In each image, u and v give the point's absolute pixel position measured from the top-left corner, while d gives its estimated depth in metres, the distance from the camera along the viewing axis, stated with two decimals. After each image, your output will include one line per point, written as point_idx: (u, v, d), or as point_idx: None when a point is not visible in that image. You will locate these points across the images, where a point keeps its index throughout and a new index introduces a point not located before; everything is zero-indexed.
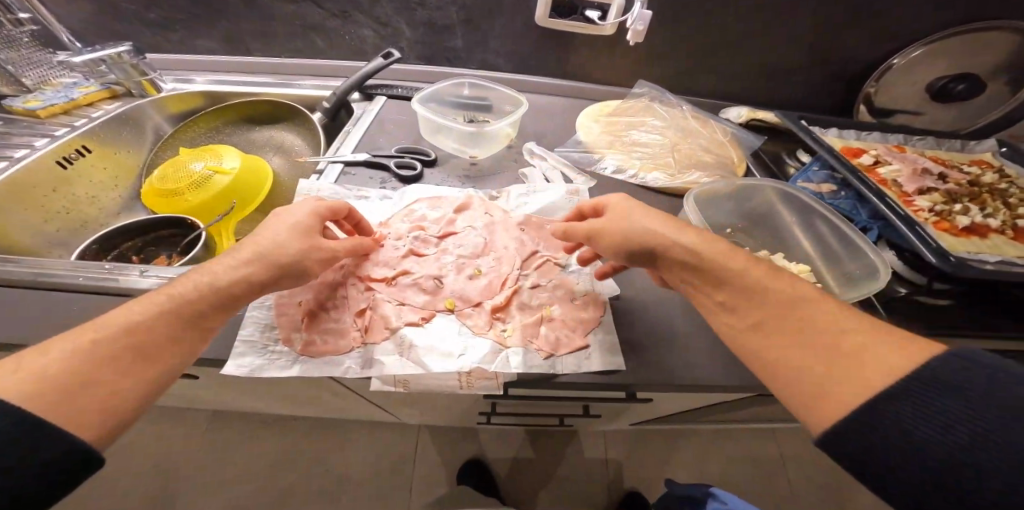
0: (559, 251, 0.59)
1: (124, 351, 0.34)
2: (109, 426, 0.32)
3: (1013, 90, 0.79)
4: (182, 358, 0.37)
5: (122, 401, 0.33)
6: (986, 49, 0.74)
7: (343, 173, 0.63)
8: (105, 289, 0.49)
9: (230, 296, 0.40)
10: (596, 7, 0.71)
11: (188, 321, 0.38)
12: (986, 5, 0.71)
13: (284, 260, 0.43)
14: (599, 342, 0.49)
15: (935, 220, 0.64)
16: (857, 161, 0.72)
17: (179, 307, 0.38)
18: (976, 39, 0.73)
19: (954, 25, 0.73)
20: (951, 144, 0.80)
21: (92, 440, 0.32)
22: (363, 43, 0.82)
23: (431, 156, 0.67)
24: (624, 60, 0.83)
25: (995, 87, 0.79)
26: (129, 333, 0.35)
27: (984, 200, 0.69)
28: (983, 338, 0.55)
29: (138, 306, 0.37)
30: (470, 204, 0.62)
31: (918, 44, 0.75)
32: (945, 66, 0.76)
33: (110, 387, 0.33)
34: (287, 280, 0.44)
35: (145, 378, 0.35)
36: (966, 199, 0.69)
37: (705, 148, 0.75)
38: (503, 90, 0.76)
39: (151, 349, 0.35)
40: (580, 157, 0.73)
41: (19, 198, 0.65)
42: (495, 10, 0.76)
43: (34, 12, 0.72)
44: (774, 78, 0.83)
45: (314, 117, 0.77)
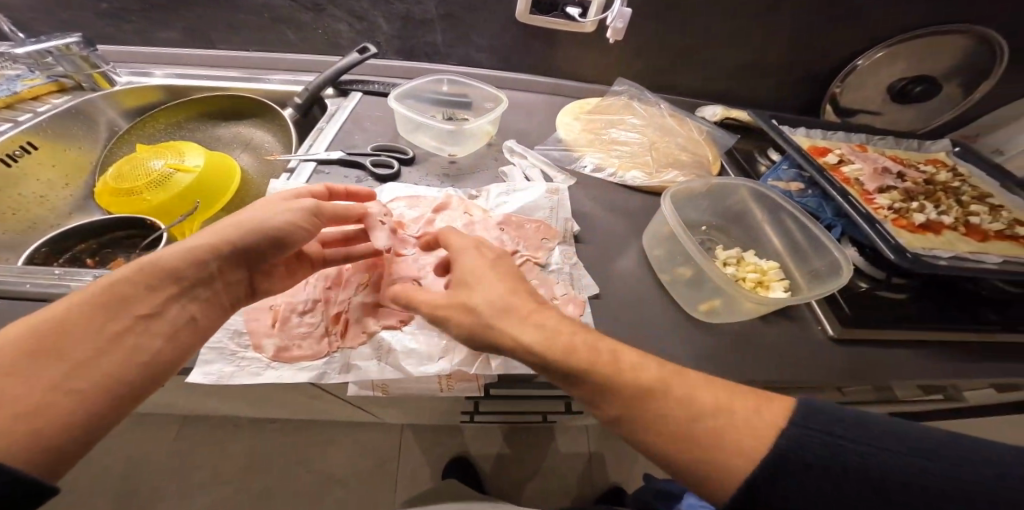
0: (540, 251, 0.58)
1: (43, 352, 0.30)
2: (44, 437, 0.28)
3: (965, 91, 0.84)
4: (125, 346, 0.33)
5: (52, 402, 0.28)
6: (941, 52, 0.78)
7: (316, 171, 0.61)
8: (57, 295, 0.45)
9: (174, 274, 0.37)
10: (576, 3, 0.72)
11: (118, 308, 0.34)
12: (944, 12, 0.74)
13: (238, 234, 0.41)
14: None
15: (894, 217, 0.67)
16: (823, 160, 0.74)
17: (106, 300, 0.34)
18: (932, 42, 0.77)
19: (911, 29, 0.76)
20: (909, 144, 0.84)
21: (18, 459, 0.26)
22: (338, 37, 0.79)
23: (409, 154, 0.66)
24: (603, 59, 0.83)
25: (949, 90, 0.84)
26: (42, 337, 0.30)
27: (939, 197, 0.72)
28: (940, 330, 0.57)
29: (58, 304, 0.32)
30: (448, 203, 0.60)
31: (880, 47, 0.78)
32: (904, 69, 0.80)
33: (24, 394, 0.28)
34: (243, 254, 0.42)
35: (78, 374, 0.30)
36: (923, 197, 0.72)
37: (682, 147, 0.76)
38: (483, 87, 0.74)
39: (82, 341, 0.31)
40: (560, 156, 0.72)
41: None
42: (475, 6, 0.75)
43: None
44: (747, 79, 0.85)
45: (286, 113, 0.74)
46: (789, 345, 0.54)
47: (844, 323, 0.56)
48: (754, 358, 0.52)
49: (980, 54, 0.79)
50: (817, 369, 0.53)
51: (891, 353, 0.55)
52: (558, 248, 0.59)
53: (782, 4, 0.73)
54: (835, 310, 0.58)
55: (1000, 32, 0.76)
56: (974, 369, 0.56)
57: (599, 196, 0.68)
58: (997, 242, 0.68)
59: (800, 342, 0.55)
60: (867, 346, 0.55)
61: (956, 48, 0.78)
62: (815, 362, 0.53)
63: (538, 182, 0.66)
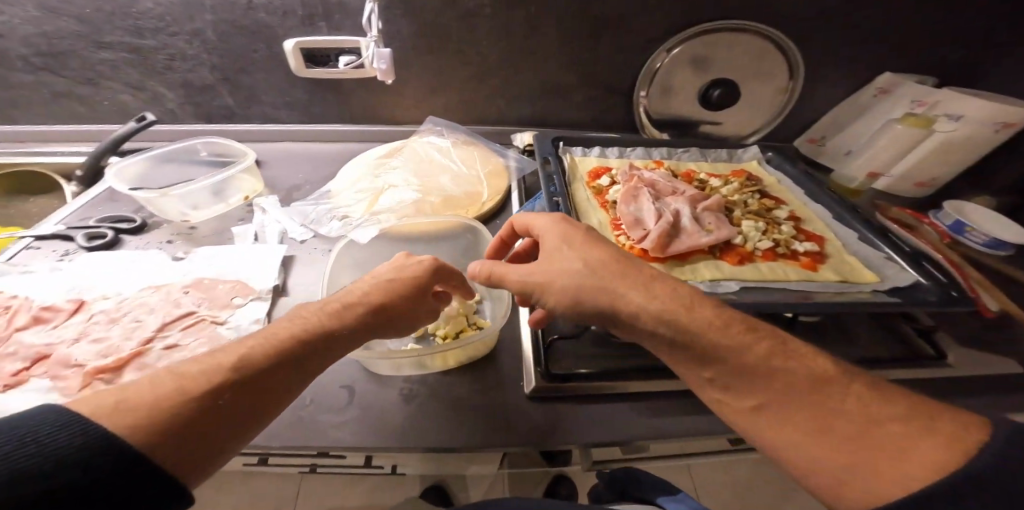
0: (221, 307, 0.56)
1: None
2: None
3: (773, 78, 0.88)
4: None
5: None
6: (724, 49, 0.83)
7: (26, 249, 0.62)
8: None
9: None
10: (348, 52, 0.82)
11: None
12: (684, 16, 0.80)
13: None
14: None
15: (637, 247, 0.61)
16: (594, 184, 0.73)
17: None
18: (702, 43, 0.82)
19: (694, 25, 0.82)
20: (717, 155, 0.82)
21: None
22: (126, 107, 0.85)
23: (137, 222, 0.67)
24: (395, 101, 0.91)
25: (744, 85, 0.87)
26: None
27: (720, 222, 0.63)
28: (653, 375, 0.54)
29: None
30: (123, 274, 0.59)
31: (660, 53, 0.84)
32: (702, 73, 0.86)
33: None
34: None
35: None
36: (708, 209, 0.65)
37: (447, 186, 0.77)
38: (237, 145, 0.77)
39: None
40: (290, 187, 0.79)
41: None
42: (250, 66, 0.83)
43: None
44: (540, 104, 0.92)
45: (67, 186, 0.80)
46: (488, 402, 0.52)
47: (539, 377, 0.53)
48: (432, 413, 0.50)
49: (769, 49, 0.84)
50: (493, 428, 0.49)
51: (594, 411, 0.51)
52: (234, 285, 0.59)
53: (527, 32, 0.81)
54: (539, 361, 0.54)
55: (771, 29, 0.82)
56: (677, 418, 0.51)
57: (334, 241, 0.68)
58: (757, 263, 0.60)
59: (492, 396, 0.52)
60: (565, 402, 0.52)
61: (740, 41, 0.82)
62: (498, 419, 0.50)
63: (266, 243, 0.67)
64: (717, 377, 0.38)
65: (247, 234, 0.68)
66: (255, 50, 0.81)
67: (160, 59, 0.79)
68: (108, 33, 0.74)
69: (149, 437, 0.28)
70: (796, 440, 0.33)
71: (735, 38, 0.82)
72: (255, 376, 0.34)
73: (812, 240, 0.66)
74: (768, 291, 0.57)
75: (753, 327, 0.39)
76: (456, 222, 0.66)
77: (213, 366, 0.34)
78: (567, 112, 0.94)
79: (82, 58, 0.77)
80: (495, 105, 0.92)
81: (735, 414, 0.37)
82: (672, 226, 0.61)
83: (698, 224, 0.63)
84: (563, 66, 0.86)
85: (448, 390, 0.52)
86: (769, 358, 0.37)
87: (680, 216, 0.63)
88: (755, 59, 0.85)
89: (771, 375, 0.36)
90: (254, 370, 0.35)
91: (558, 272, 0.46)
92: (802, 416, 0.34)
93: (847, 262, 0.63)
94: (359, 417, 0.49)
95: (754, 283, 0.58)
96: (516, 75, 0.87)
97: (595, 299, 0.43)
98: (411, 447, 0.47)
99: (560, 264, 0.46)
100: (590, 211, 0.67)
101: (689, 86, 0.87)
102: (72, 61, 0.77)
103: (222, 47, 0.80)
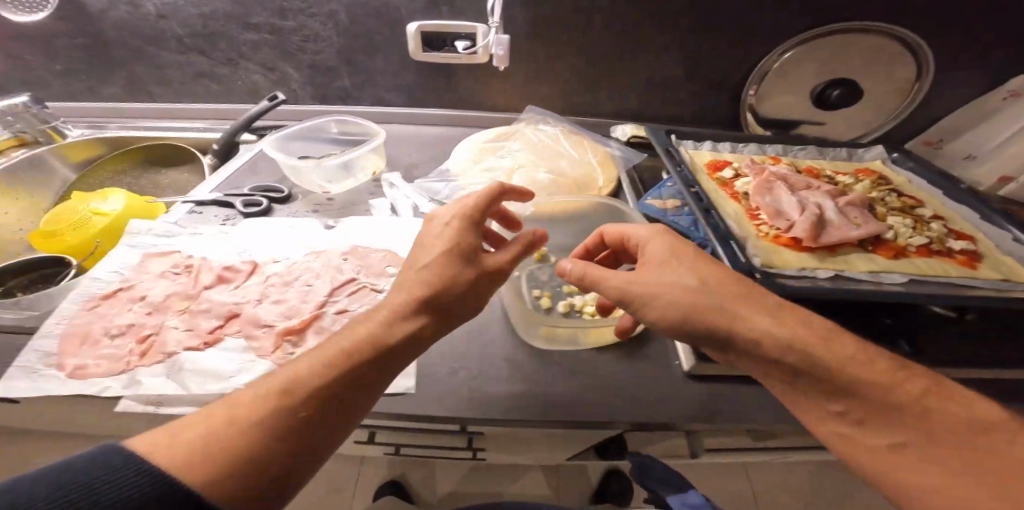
0: (378, 277, 0.59)
1: None
2: None
3: (896, 81, 0.83)
4: None
5: None
6: (847, 49, 0.79)
7: (189, 212, 0.66)
8: None
9: None
10: (464, 37, 0.83)
11: None
12: (817, 8, 0.76)
13: None
14: None
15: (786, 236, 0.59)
16: (716, 176, 0.70)
17: None
18: (823, 41, 0.79)
19: (817, 27, 0.78)
20: (837, 153, 0.78)
21: None
22: (255, 86, 0.89)
23: (284, 192, 0.71)
24: (502, 90, 0.92)
25: (866, 84, 0.82)
26: None
27: (869, 216, 0.61)
28: None
29: None
30: (285, 240, 0.63)
31: (779, 51, 0.81)
32: (822, 71, 0.81)
33: None
34: None
35: None
36: (856, 203, 0.62)
37: (566, 172, 0.77)
38: (368, 124, 0.80)
39: None
40: (409, 166, 0.81)
41: None
42: (372, 49, 0.86)
43: None
44: (646, 96, 0.91)
45: (204, 158, 0.85)
46: (641, 381, 0.51)
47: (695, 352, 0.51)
48: (591, 386, 0.50)
49: (896, 49, 0.79)
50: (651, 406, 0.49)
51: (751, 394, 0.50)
52: (387, 252, 0.62)
53: (648, 23, 0.80)
54: (691, 340, 0.52)
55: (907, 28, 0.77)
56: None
57: None
58: (914, 257, 0.58)
59: (643, 375, 0.52)
60: (720, 386, 0.51)
61: (864, 43, 0.78)
62: (653, 398, 0.50)
63: (401, 215, 0.69)
64: (849, 411, 0.37)
65: (383, 205, 0.70)
66: (380, 32, 0.83)
67: (296, 40, 0.83)
68: (255, 14, 0.79)
69: (250, 463, 0.30)
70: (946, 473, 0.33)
71: (861, 37, 0.78)
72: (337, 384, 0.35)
73: (961, 238, 0.63)
74: (932, 285, 0.55)
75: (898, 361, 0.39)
76: (594, 203, 0.67)
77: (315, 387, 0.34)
78: (671, 107, 0.93)
79: (228, 38, 0.82)
80: (602, 95, 0.92)
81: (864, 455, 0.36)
82: (821, 216, 0.59)
83: (847, 217, 0.60)
84: (680, 58, 0.85)
85: (598, 367, 0.52)
86: (932, 393, 0.36)
87: (825, 208, 0.61)
88: (882, 59, 0.80)
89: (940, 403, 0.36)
90: (349, 382, 0.35)
91: (662, 280, 0.44)
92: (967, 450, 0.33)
93: (1003, 262, 0.60)
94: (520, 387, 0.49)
95: (915, 276, 0.56)
96: (629, 66, 0.87)
97: (710, 318, 0.41)
98: (573, 420, 0.48)
99: (663, 269, 0.45)
100: (723, 201, 0.64)
101: (804, 84, 0.83)
102: (219, 42, 0.82)
103: (350, 29, 0.83)
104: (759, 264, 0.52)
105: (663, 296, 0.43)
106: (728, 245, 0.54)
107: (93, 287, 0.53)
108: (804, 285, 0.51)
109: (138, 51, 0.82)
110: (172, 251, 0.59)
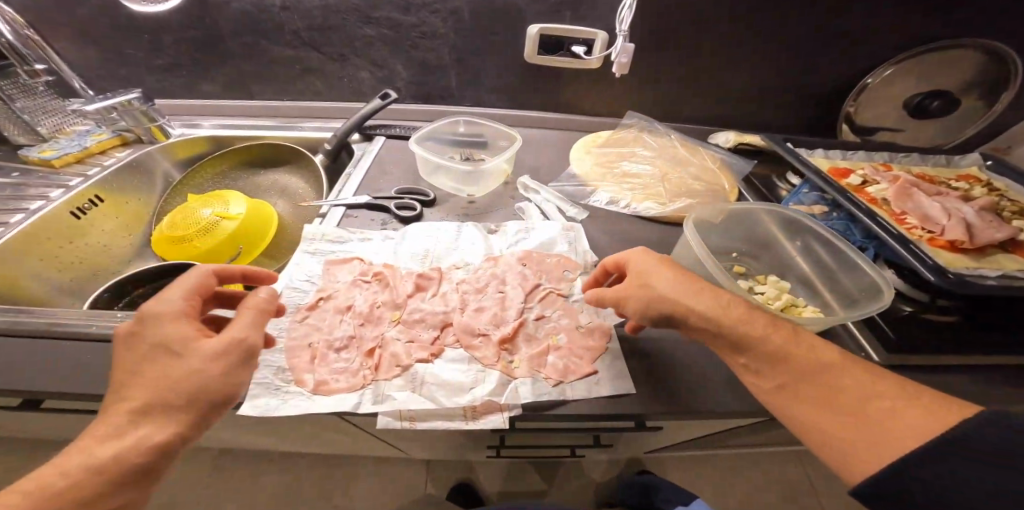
0: (562, 282, 0.60)
1: None
2: None
3: (984, 93, 0.88)
4: None
5: None
6: (949, 64, 0.84)
7: (345, 216, 0.66)
8: None
9: None
10: (582, 42, 0.82)
11: None
12: (929, 22, 0.80)
13: None
14: (608, 366, 0.50)
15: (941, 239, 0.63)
16: (845, 182, 0.73)
17: None
18: (930, 57, 0.83)
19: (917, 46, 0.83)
20: (937, 160, 0.85)
21: None
22: (361, 84, 0.87)
23: (430, 196, 0.70)
24: (606, 94, 0.93)
25: (957, 95, 0.88)
26: None
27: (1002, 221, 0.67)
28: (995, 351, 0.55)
29: None
30: (459, 247, 0.63)
31: (887, 65, 0.85)
32: (922, 83, 0.86)
33: None
34: None
35: None
36: (987, 210, 0.68)
37: (693, 177, 0.80)
38: (497, 127, 0.81)
39: None
40: (533, 169, 0.81)
41: (34, 249, 0.64)
42: (486, 49, 0.85)
43: (45, 59, 0.69)
44: (746, 102, 0.94)
45: (316, 157, 0.82)
46: None
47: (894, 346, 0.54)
48: None
49: (991, 64, 0.84)
50: None
51: None
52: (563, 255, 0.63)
53: (764, 32, 0.82)
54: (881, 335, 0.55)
55: (1009, 41, 0.82)
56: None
57: (612, 229, 0.69)
58: None
59: None
60: None
61: (965, 58, 0.83)
62: None
63: (553, 219, 0.69)
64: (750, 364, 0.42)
65: (535, 210, 0.71)
66: (498, 32, 0.82)
67: (412, 36, 0.81)
68: (379, 8, 0.77)
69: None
70: (826, 430, 0.36)
71: (961, 54, 0.83)
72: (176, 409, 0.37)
73: None
74: None
75: (781, 320, 0.43)
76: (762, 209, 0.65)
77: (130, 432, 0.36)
78: (767, 111, 0.96)
79: (345, 34, 0.80)
80: (704, 98, 0.93)
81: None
82: (968, 220, 0.65)
83: (989, 221, 0.65)
84: (789, 65, 0.87)
85: None
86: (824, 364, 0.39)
87: (967, 213, 0.66)
88: (977, 73, 0.85)
89: (777, 365, 0.40)
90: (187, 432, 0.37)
91: (631, 285, 0.48)
92: (808, 407, 0.38)
93: None
94: (737, 384, 0.50)
95: None
96: (738, 72, 0.89)
97: (682, 316, 0.44)
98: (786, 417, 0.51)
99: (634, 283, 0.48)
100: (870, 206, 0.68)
101: (902, 94, 0.88)
102: (334, 37, 0.80)
103: (469, 27, 0.81)
104: (941, 265, 0.57)
105: (639, 298, 0.46)
106: (910, 249, 0.58)
107: (296, 297, 0.54)
108: (985, 284, 0.56)
109: (250, 45, 0.80)
110: (352, 258, 0.60)
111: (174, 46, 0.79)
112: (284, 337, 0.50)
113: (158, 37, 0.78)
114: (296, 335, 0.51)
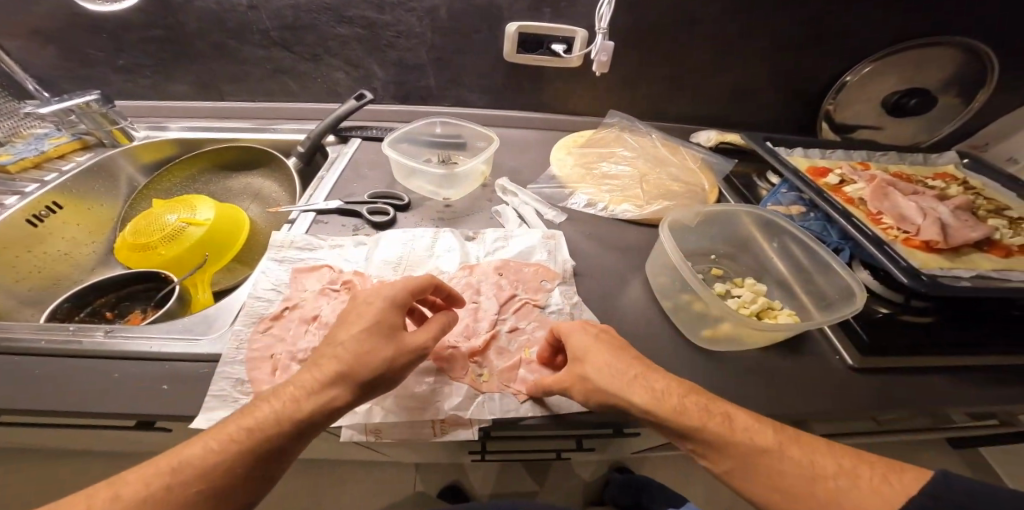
0: (537, 290, 0.58)
1: None
2: None
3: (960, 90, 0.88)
4: None
5: None
6: (925, 61, 0.84)
7: (315, 222, 0.65)
8: (72, 350, 0.48)
9: None
10: (561, 40, 0.81)
11: None
12: (906, 21, 0.80)
13: None
14: None
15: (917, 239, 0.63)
16: (823, 181, 0.73)
17: None
18: (906, 54, 0.83)
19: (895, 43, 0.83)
20: (914, 159, 0.85)
21: None
22: (336, 85, 0.85)
23: (405, 201, 0.69)
24: (588, 93, 0.91)
25: (934, 93, 0.88)
26: None
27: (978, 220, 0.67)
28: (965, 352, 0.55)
29: None
30: (431, 252, 0.62)
31: (866, 62, 0.84)
32: (900, 80, 0.86)
33: None
34: None
35: None
36: (963, 208, 0.68)
37: (674, 178, 0.79)
38: (474, 128, 0.79)
39: None
40: (513, 171, 0.80)
41: None
42: (464, 49, 0.83)
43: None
44: (728, 100, 0.93)
45: (290, 161, 0.80)
46: None
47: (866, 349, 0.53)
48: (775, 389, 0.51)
49: (966, 62, 0.85)
50: None
51: None
52: (538, 260, 0.62)
53: (744, 31, 0.82)
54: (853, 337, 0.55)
55: (985, 40, 0.82)
56: (1001, 399, 0.52)
57: (590, 232, 0.68)
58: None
59: None
60: None
61: (940, 55, 0.84)
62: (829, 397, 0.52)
63: (530, 222, 0.68)
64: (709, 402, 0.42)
65: (511, 213, 0.69)
66: (477, 31, 0.80)
67: (388, 36, 0.79)
68: (352, 7, 0.75)
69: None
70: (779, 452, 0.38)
71: (938, 51, 0.83)
72: (281, 440, 0.39)
73: None
74: None
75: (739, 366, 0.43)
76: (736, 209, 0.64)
77: (205, 469, 0.37)
78: (750, 110, 0.95)
79: (318, 34, 0.77)
80: (686, 97, 0.93)
81: (836, 459, 0.38)
82: (943, 220, 0.64)
83: (964, 221, 0.65)
84: (769, 64, 0.87)
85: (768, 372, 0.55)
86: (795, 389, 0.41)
87: (942, 213, 0.66)
88: (953, 71, 0.86)
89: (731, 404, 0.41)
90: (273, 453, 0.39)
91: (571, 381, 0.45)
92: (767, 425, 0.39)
93: None
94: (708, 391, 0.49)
95: None
96: (719, 71, 0.88)
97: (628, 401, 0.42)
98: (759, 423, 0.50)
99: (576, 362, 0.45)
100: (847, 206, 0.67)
101: (881, 92, 0.88)
102: (306, 36, 0.77)
103: (446, 26, 0.79)
104: (914, 266, 0.57)
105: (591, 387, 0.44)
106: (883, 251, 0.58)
107: (259, 307, 0.53)
108: (957, 285, 0.56)
109: (218, 45, 0.77)
110: (322, 266, 0.58)
111: (138, 46, 0.76)
112: (245, 349, 0.49)
113: (119, 37, 0.75)
114: (258, 346, 0.49)
